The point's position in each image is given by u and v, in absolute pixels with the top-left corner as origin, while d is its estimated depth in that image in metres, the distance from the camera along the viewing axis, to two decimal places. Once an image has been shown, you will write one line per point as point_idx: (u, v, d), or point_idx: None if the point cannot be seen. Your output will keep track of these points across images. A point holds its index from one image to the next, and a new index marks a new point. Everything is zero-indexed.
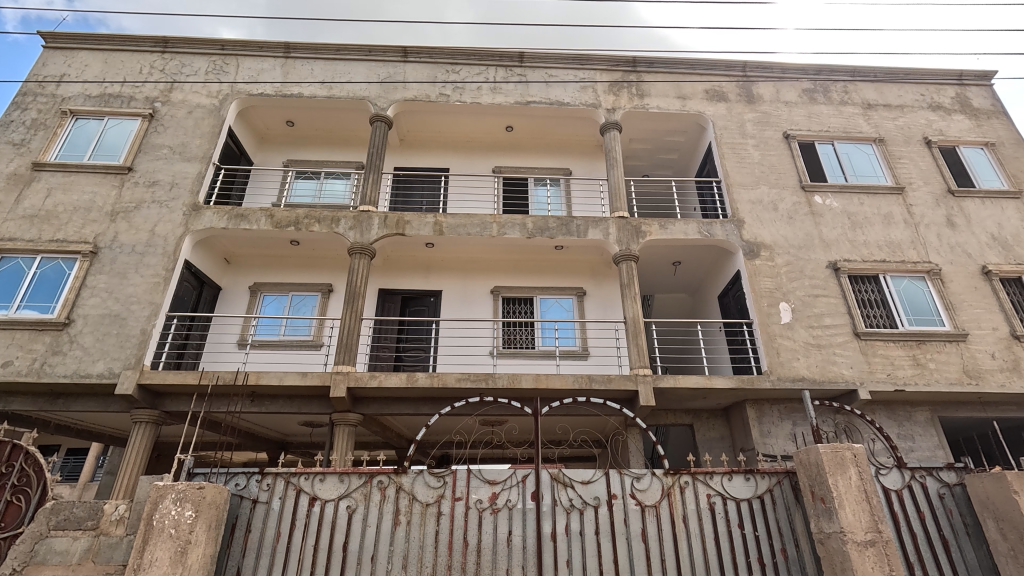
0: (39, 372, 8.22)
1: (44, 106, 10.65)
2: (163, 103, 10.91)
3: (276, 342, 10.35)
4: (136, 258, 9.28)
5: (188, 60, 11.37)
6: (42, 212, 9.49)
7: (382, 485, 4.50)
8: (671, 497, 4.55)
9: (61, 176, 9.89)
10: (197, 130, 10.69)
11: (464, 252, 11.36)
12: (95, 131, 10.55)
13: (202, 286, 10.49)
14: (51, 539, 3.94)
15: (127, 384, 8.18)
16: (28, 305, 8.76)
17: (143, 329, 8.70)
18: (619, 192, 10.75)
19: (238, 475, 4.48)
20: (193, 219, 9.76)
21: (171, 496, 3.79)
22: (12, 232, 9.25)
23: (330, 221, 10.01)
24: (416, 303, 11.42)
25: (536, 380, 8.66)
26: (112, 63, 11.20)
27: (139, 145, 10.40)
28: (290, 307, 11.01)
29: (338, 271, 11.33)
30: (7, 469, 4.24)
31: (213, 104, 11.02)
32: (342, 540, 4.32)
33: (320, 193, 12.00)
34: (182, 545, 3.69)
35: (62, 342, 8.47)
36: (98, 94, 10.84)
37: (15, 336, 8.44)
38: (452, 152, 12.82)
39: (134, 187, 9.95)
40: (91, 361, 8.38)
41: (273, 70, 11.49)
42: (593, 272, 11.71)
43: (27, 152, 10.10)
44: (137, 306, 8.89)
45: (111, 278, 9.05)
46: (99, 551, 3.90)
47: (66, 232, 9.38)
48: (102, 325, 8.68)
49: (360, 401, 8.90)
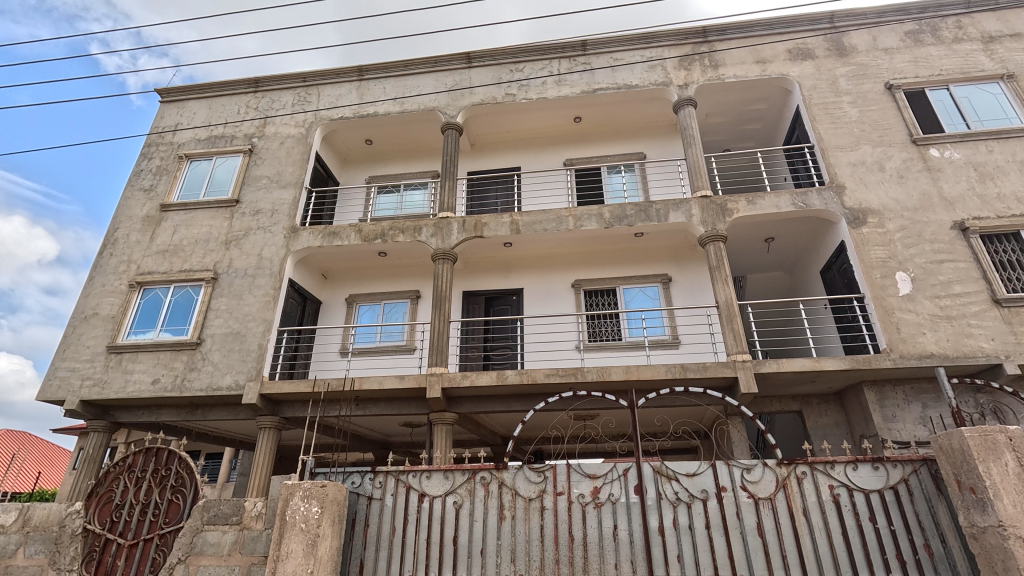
0: (181, 387, 9.36)
1: (165, 153, 12.11)
2: (260, 137, 11.98)
3: (374, 348, 11.04)
4: (249, 280, 10.28)
5: (277, 95, 12.41)
6: (171, 247, 10.79)
7: (485, 481, 4.62)
8: (788, 489, 4.25)
9: (183, 213, 11.19)
10: (290, 158, 11.62)
11: (543, 248, 11.35)
12: (206, 170, 11.81)
13: (305, 300, 11.40)
14: (205, 532, 4.47)
15: (251, 394, 9.09)
16: (167, 328, 10.03)
17: (260, 343, 9.63)
18: (699, 170, 10.21)
19: (354, 473, 4.79)
20: (292, 240, 10.62)
21: (299, 494, 4.15)
22: (150, 266, 10.62)
23: (413, 230, 10.45)
24: (499, 302, 11.64)
25: (626, 372, 8.50)
26: (216, 107, 12.47)
27: (243, 178, 11.49)
28: (383, 315, 11.67)
29: (424, 277, 11.83)
30: (167, 471, 4.84)
31: (302, 132, 11.91)
32: (452, 535, 4.49)
33: (401, 205, 12.63)
34: (312, 538, 4.03)
35: (196, 359, 9.59)
36: (206, 137, 12.15)
37: (160, 356, 9.68)
38: (521, 151, 12.90)
39: (242, 217, 11.02)
40: (220, 375, 9.42)
41: (350, 93, 12.21)
42: (676, 256, 11.27)
43: (155, 195, 11.54)
44: (254, 323, 9.84)
45: (230, 300, 10.10)
46: (244, 543, 4.37)
47: (191, 262, 10.59)
48: (227, 342, 9.71)
49: (455, 400, 9.20)
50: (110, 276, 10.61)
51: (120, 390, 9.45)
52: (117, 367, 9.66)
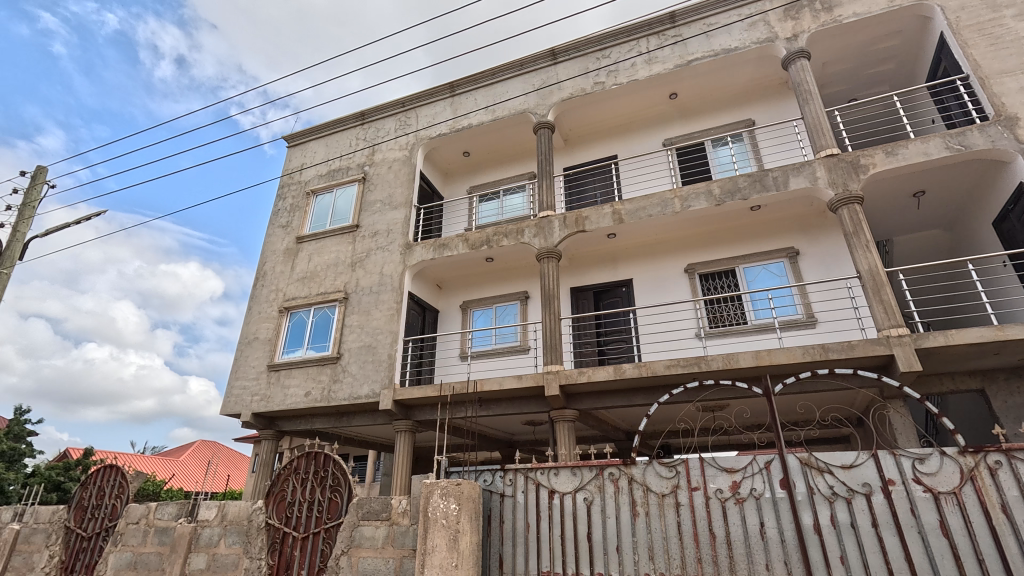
0: (328, 397, 10.48)
1: (295, 191, 13.66)
2: (371, 165, 13.03)
3: (490, 351, 11.45)
4: (374, 296, 11.21)
5: (381, 124, 13.41)
6: (309, 273, 12.14)
7: (614, 477, 4.54)
8: (976, 482, 3.65)
9: (315, 243, 12.53)
10: (398, 180, 12.48)
11: (650, 235, 10.92)
12: (330, 202, 13.12)
13: (424, 310, 12.16)
14: (361, 527, 4.94)
15: (387, 400, 9.89)
16: (312, 346, 11.30)
17: (389, 353, 10.45)
18: (821, 127, 9.14)
19: (485, 471, 4.98)
20: (408, 256, 11.40)
21: (437, 491, 4.41)
22: (293, 292, 12.04)
23: (516, 233, 10.66)
24: (608, 295, 11.41)
25: (756, 357, 7.86)
26: (332, 144, 13.81)
27: (360, 204, 12.57)
28: (496, 318, 12.06)
29: (531, 278, 12.02)
30: (325, 472, 5.42)
31: (406, 154, 12.74)
32: (586, 531, 4.48)
33: (502, 210, 12.99)
34: (453, 533, 4.27)
35: (338, 372, 10.68)
36: (326, 172, 13.49)
37: (309, 371, 10.93)
38: (616, 139, 12.56)
39: (363, 240, 12.07)
40: (359, 384, 10.38)
41: (445, 110, 12.82)
42: (802, 226, 10.19)
43: (291, 229, 13.06)
44: (382, 335, 10.71)
45: (360, 316, 11.10)
46: (395, 537, 4.76)
47: (325, 285, 11.82)
48: (362, 355, 10.68)
49: (573, 397, 9.20)
50: (264, 304, 12.22)
51: (281, 402, 10.83)
52: (277, 383, 11.09)
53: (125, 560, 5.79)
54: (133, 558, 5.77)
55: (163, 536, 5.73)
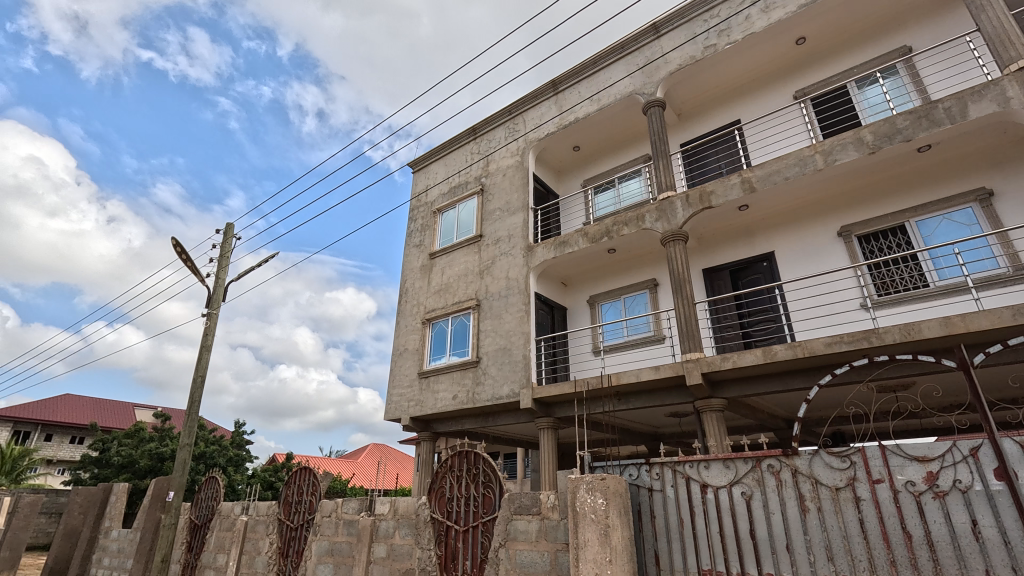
0: (473, 399, 11.15)
1: (424, 212, 14.77)
2: (487, 176, 13.58)
3: (624, 343, 11.25)
4: (504, 300, 11.66)
5: (492, 135, 13.93)
6: (443, 286, 13.04)
7: (774, 469, 4.16)
8: None
9: (446, 257, 13.41)
10: (513, 186, 12.84)
11: (790, 201, 9.81)
12: (454, 216, 13.95)
13: (553, 308, 12.33)
14: (515, 521, 5.18)
15: (526, 399, 10.24)
16: (454, 352, 12.11)
17: (524, 354, 10.79)
18: (1008, 37, 7.44)
19: (630, 466, 4.89)
20: (531, 257, 11.67)
21: (584, 486, 4.43)
22: (432, 305, 13.03)
23: (636, 220, 10.32)
24: (747, 273, 10.46)
25: (945, 324, 6.63)
26: (450, 162, 14.69)
27: (481, 215, 13.16)
28: (625, 309, 11.81)
29: (658, 264, 11.55)
30: (477, 470, 5.77)
31: (518, 160, 13.06)
32: (748, 528, 4.16)
33: (619, 198, 12.71)
34: (604, 528, 4.25)
35: (479, 375, 11.30)
36: (448, 190, 14.38)
37: (454, 376, 11.74)
38: (737, 102, 11.52)
39: (488, 248, 12.62)
40: (499, 385, 10.87)
41: (551, 109, 12.90)
42: (994, 161, 8.36)
43: (424, 247, 14.14)
44: (515, 337, 11.08)
45: (493, 320, 11.62)
46: (547, 531, 4.91)
47: (459, 295, 12.59)
48: (499, 357, 11.17)
49: (719, 385, 8.60)
50: (409, 318, 13.41)
51: (433, 406, 11.79)
52: (428, 389, 12.09)
53: (324, 547, 6.76)
54: (330, 546, 6.72)
55: (350, 527, 6.60)
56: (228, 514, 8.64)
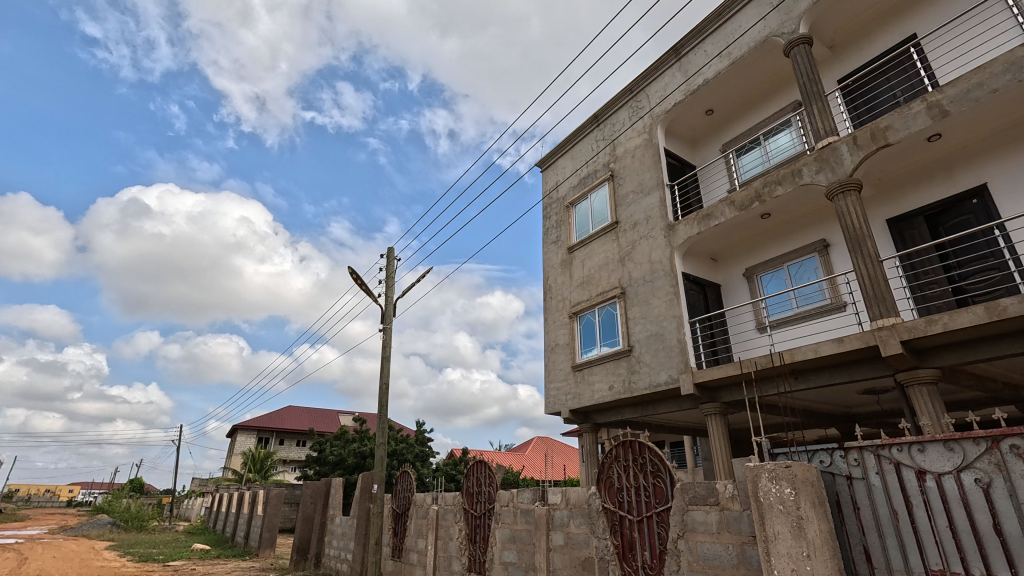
0: (631, 388, 10.97)
1: (557, 208, 14.90)
2: (615, 160, 13.19)
3: (794, 316, 10.11)
4: (650, 285, 11.25)
5: (616, 118, 13.52)
6: (586, 278, 13.02)
7: (1020, 451, 3.39)
8: None
9: (584, 249, 13.36)
10: (645, 165, 12.31)
11: (1003, 118, 7.87)
12: (588, 207, 13.83)
13: (705, 288, 11.58)
14: (692, 511, 4.98)
15: (687, 385, 9.76)
16: (605, 343, 12.03)
17: (679, 338, 10.29)
18: None
19: (819, 451, 4.39)
20: (673, 237, 11.10)
21: (766, 475, 4.08)
22: (577, 298, 13.10)
23: (792, 176, 9.20)
24: (950, 216, 8.65)
25: None
26: (576, 154, 14.59)
27: (614, 201, 12.82)
28: (791, 278, 10.61)
29: (827, 222, 10.16)
30: (644, 460, 5.68)
31: (646, 138, 12.49)
32: (990, 522, 3.46)
33: (768, 156, 11.45)
34: (796, 519, 3.86)
35: (634, 363, 11.08)
36: (578, 182, 14.31)
37: (608, 367, 11.68)
38: (909, 14, 9.62)
39: (626, 233, 12.27)
40: (656, 372, 10.53)
41: (676, 77, 12.13)
42: None
43: (561, 243, 14.25)
44: (667, 321, 10.63)
45: (641, 306, 11.29)
46: (729, 522, 4.65)
47: (602, 285, 12.46)
48: (652, 343, 10.82)
49: (926, 352, 7.25)
50: (556, 313, 13.67)
51: (591, 397, 11.87)
52: (583, 381, 12.22)
53: (506, 535, 7.23)
54: (511, 533, 7.17)
55: (528, 516, 6.97)
56: (422, 503, 9.73)
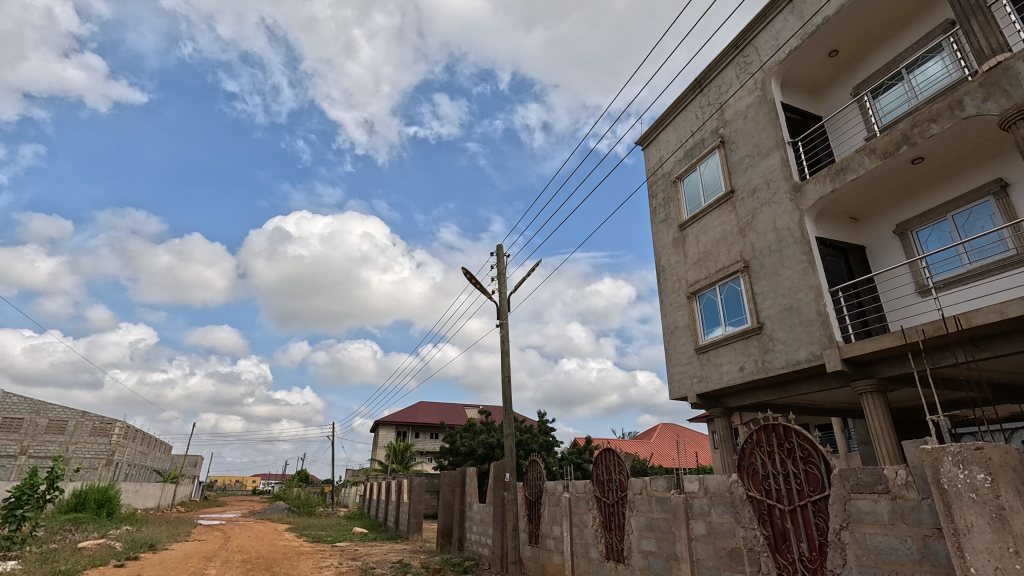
0: (765, 369, 10.15)
1: (663, 184, 14.18)
2: (724, 125, 12.20)
3: (966, 273, 8.64)
4: (778, 255, 10.29)
5: (720, 79, 12.48)
6: (702, 255, 12.25)
7: None
8: None
9: (697, 224, 12.57)
10: (760, 125, 11.24)
11: None
12: (697, 180, 12.97)
13: (846, 252, 10.33)
14: (856, 500, 4.49)
15: (834, 361, 8.80)
16: (730, 322, 11.26)
17: (818, 310, 9.30)
18: None
19: None
20: (802, 199, 10.02)
21: (949, 459, 3.54)
22: (695, 277, 12.39)
23: (951, 110, 7.84)
24: None
25: None
26: (679, 125, 13.73)
27: (728, 169, 11.89)
28: (958, 230, 9.09)
29: (1001, 159, 8.55)
30: (791, 444, 5.25)
31: (759, 95, 11.40)
32: None
33: (915, 91, 9.85)
34: (996, 511, 3.29)
35: (767, 341, 10.24)
36: (684, 154, 13.47)
37: (737, 347, 10.93)
38: None
39: (744, 202, 11.32)
40: (794, 350, 9.62)
41: (789, 22, 10.94)
42: None
43: (672, 220, 13.54)
44: (803, 293, 9.65)
45: (769, 279, 10.37)
46: (905, 513, 4.13)
47: (722, 260, 11.64)
48: (786, 318, 9.90)
49: None
50: (673, 295, 13.08)
51: (720, 380, 11.20)
52: (710, 363, 11.57)
53: (643, 523, 7.11)
54: (648, 521, 7.03)
55: (664, 504, 6.78)
56: (553, 491, 9.93)
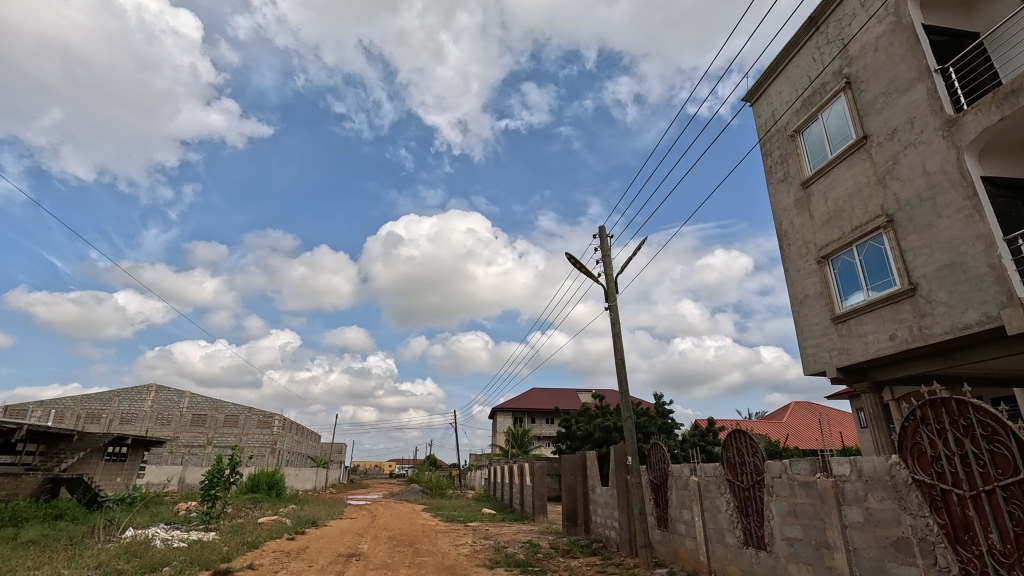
0: (924, 336, 8.87)
1: (779, 140, 12.84)
2: (850, 64, 10.74)
3: None
4: (930, 204, 8.88)
5: (841, 12, 10.98)
6: (833, 213, 10.95)
7: None
8: None
9: (824, 180, 11.24)
10: (896, 56, 9.73)
11: None
12: (820, 130, 11.58)
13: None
14: None
15: (1017, 322, 7.43)
16: (875, 286, 9.97)
17: (990, 263, 7.90)
18: None
19: None
20: (958, 135, 8.53)
21: None
22: (825, 239, 11.13)
23: None
24: None
25: None
26: (793, 73, 12.33)
27: (858, 112, 10.47)
28: None
29: None
30: (968, 421, 4.52)
31: (893, 21, 9.85)
32: None
33: None
34: None
35: (923, 305, 8.93)
36: (802, 104, 12.07)
37: (884, 313, 9.67)
38: None
39: (882, 148, 9.90)
40: (961, 312, 8.28)
41: None
42: None
43: (792, 179, 12.24)
44: (968, 245, 8.25)
45: (921, 233, 9.00)
46: None
47: (858, 217, 10.32)
48: (947, 276, 8.54)
49: None
50: (800, 261, 11.88)
51: (865, 352, 10.01)
52: (852, 333, 10.38)
53: (785, 509, 6.62)
54: (791, 507, 6.54)
55: (809, 489, 6.26)
56: (680, 474, 9.62)
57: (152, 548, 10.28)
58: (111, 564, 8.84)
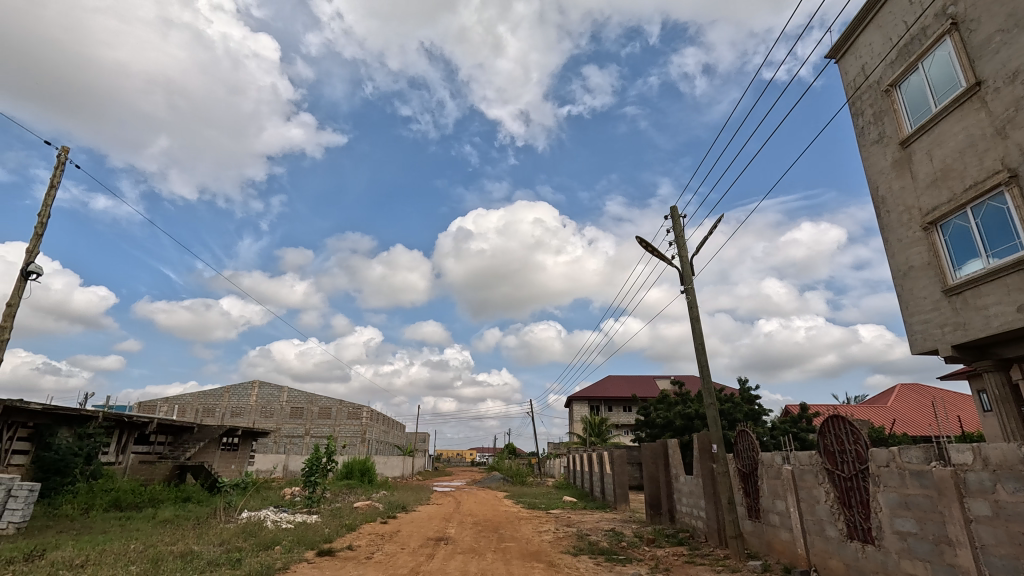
0: None
1: (871, 98, 11.64)
2: (957, 2, 9.53)
3: None
4: None
5: None
6: (940, 172, 9.80)
7: None
8: None
9: (927, 136, 10.08)
10: None
11: None
12: (921, 81, 10.37)
13: None
14: None
15: None
16: (997, 252, 8.83)
17: None
18: None
19: None
20: None
21: None
22: (931, 203, 10.00)
23: None
24: None
25: None
26: (885, 20, 11.12)
27: (968, 56, 9.27)
28: None
29: None
30: None
31: None
32: None
33: None
34: None
35: None
36: (896, 54, 10.85)
37: (1009, 282, 8.55)
38: None
39: (1000, 93, 8.72)
40: None
41: None
42: None
43: (889, 139, 11.07)
44: None
45: None
46: None
47: (972, 175, 9.17)
48: None
49: None
50: (902, 229, 10.76)
51: (986, 327, 8.92)
52: (968, 306, 9.28)
53: (895, 500, 6.10)
54: (902, 499, 6.01)
55: (923, 479, 5.71)
56: (772, 463, 9.13)
57: (265, 528, 11.40)
58: (232, 542, 9.92)
